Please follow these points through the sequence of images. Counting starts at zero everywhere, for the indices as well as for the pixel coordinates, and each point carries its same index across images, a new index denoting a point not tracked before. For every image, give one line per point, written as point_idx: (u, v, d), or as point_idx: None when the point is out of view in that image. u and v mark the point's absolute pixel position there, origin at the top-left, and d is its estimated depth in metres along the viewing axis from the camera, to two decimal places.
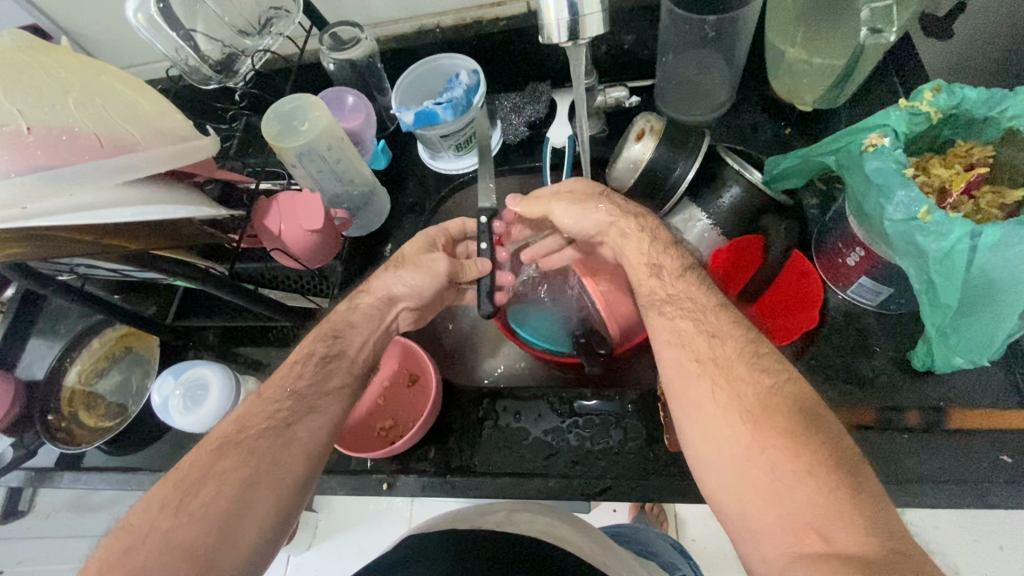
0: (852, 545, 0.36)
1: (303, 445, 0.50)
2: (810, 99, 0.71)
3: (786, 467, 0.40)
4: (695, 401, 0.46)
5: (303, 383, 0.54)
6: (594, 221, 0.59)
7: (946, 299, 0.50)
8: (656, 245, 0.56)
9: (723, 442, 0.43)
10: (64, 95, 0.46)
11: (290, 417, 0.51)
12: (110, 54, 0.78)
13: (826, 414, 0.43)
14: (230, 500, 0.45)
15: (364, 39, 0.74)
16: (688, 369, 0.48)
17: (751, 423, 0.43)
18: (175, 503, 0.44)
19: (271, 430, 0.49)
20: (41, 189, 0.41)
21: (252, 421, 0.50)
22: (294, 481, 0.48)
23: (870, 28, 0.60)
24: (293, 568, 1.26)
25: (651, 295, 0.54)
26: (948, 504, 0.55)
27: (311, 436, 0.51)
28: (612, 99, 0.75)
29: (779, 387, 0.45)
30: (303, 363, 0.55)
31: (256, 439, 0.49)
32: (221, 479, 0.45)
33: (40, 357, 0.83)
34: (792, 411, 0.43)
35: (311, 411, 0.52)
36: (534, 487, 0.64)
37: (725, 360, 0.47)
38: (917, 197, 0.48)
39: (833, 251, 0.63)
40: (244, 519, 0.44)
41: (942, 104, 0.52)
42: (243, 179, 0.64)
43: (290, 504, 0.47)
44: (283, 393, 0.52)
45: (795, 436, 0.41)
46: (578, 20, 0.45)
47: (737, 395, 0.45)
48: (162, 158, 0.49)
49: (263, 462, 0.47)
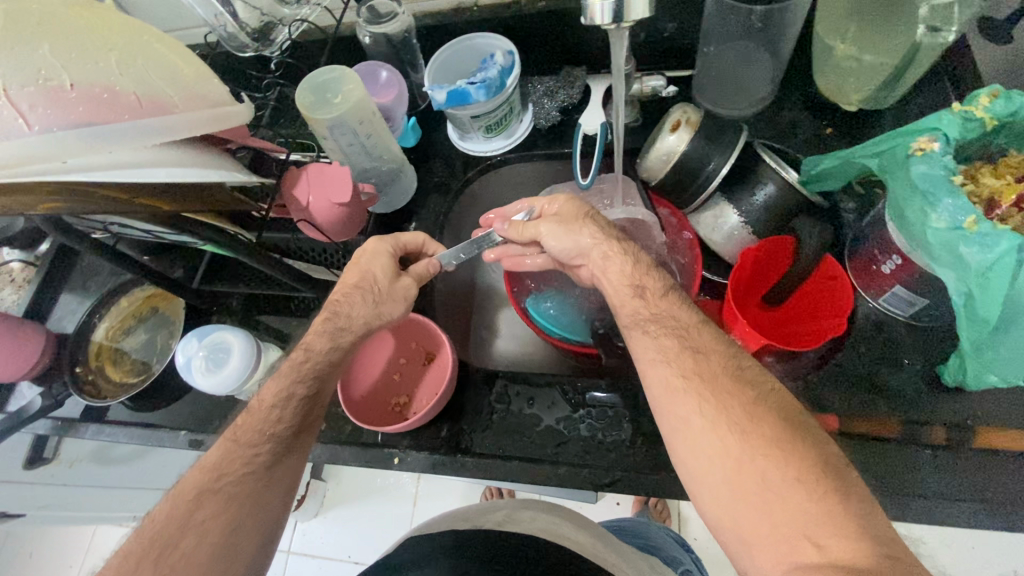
0: (844, 552, 0.36)
1: (281, 486, 0.53)
2: (856, 99, 0.69)
3: (776, 476, 0.41)
4: (682, 417, 0.46)
5: (281, 428, 0.54)
6: (575, 243, 0.57)
7: (985, 314, 0.48)
8: (639, 267, 0.55)
9: (715, 457, 0.43)
10: (108, 53, 0.46)
11: (269, 460, 0.52)
12: (152, 16, 0.78)
13: (807, 422, 0.44)
14: (212, 549, 0.47)
15: (400, 13, 0.73)
16: (675, 385, 0.47)
17: (738, 433, 0.43)
18: (154, 556, 0.46)
19: (250, 475, 0.51)
20: (80, 146, 0.42)
21: (228, 467, 0.51)
22: (268, 525, 0.51)
23: (929, 26, 0.58)
24: (299, 535, 1.30)
25: (636, 315, 0.52)
26: (968, 525, 0.54)
27: (288, 477, 0.54)
28: (648, 88, 0.73)
29: (764, 398, 0.45)
30: (281, 408, 0.54)
31: (232, 485, 0.50)
32: (201, 530, 0.48)
33: (71, 312, 0.86)
34: (777, 422, 0.43)
35: (289, 450, 0.54)
36: (542, 473, 0.64)
37: (711, 375, 0.47)
38: (964, 205, 0.46)
39: (868, 257, 0.61)
40: (225, 570, 0.47)
41: (999, 112, 0.49)
42: (277, 148, 0.64)
43: (262, 548, 0.51)
44: (260, 437, 0.53)
45: (783, 445, 0.42)
46: (624, 4, 0.44)
47: (723, 405, 0.45)
48: (197, 123, 0.49)
49: (241, 508, 0.50)
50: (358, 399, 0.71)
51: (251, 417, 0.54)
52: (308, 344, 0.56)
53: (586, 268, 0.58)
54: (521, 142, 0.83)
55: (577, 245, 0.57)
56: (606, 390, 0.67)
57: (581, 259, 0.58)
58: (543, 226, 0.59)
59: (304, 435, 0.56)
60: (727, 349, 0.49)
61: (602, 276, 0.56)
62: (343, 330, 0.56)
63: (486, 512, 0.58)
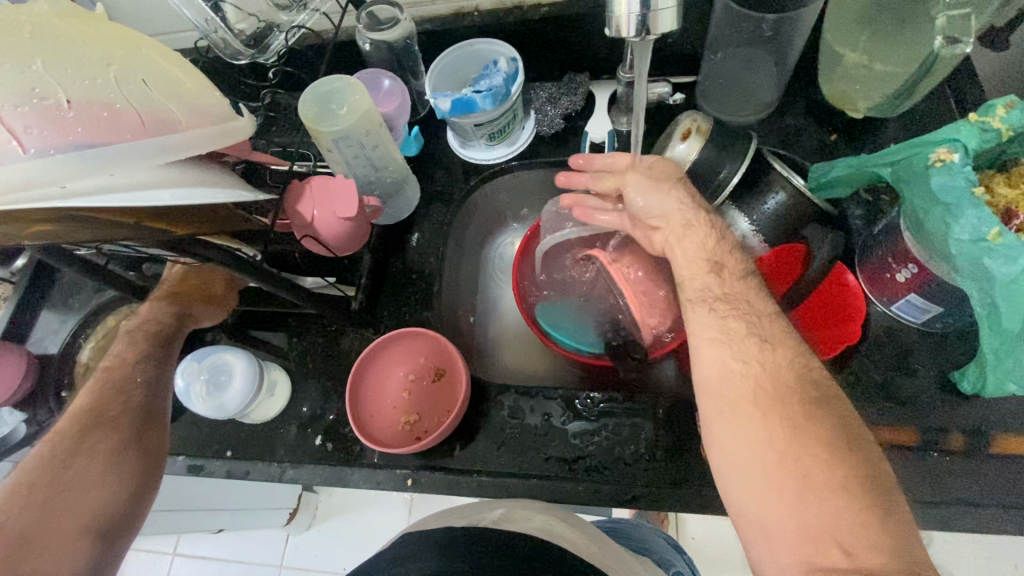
0: (874, 562, 0.37)
1: (161, 416, 0.57)
2: (863, 105, 0.69)
3: (820, 478, 0.40)
4: (733, 400, 0.46)
5: (147, 373, 0.58)
6: (662, 205, 0.56)
7: (1008, 324, 0.48)
8: (723, 243, 0.54)
9: (758, 446, 0.43)
10: (106, 67, 0.43)
11: (143, 399, 0.57)
12: (137, 21, 0.74)
13: (861, 432, 0.44)
14: (105, 465, 0.51)
15: (402, 19, 0.71)
16: (733, 368, 0.47)
17: (790, 428, 0.43)
18: (48, 480, 0.49)
19: (131, 408, 0.55)
20: (82, 168, 0.39)
21: (108, 405, 0.54)
22: (155, 447, 0.55)
23: (946, 38, 0.56)
24: (292, 548, 1.28)
25: (704, 291, 0.52)
26: (987, 528, 0.55)
27: (162, 408, 0.58)
28: (655, 95, 0.74)
29: (827, 401, 0.44)
30: (145, 365, 0.58)
31: (110, 421, 0.54)
32: (92, 451, 0.51)
33: (52, 333, 0.81)
34: (836, 426, 0.43)
35: (160, 393, 0.58)
36: (562, 491, 0.63)
37: (775, 366, 0.46)
38: (986, 218, 0.46)
39: (881, 265, 0.61)
40: (122, 483, 0.52)
41: (1015, 121, 0.50)
42: (277, 161, 0.61)
43: (153, 472, 0.55)
44: (131, 379, 0.57)
45: (835, 450, 0.41)
46: (652, 15, 0.43)
47: (779, 399, 0.45)
48: (203, 140, 0.46)
49: (127, 434, 0.54)
50: (370, 419, 0.68)
51: (114, 374, 0.56)
52: (158, 318, 0.60)
53: (660, 232, 0.57)
54: (523, 150, 0.81)
55: (662, 206, 0.56)
56: (619, 401, 0.66)
57: (662, 222, 0.57)
58: (629, 177, 0.60)
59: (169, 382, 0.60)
60: (781, 340, 0.48)
61: (677, 243, 0.55)
62: (192, 317, 0.62)
63: (483, 510, 0.57)
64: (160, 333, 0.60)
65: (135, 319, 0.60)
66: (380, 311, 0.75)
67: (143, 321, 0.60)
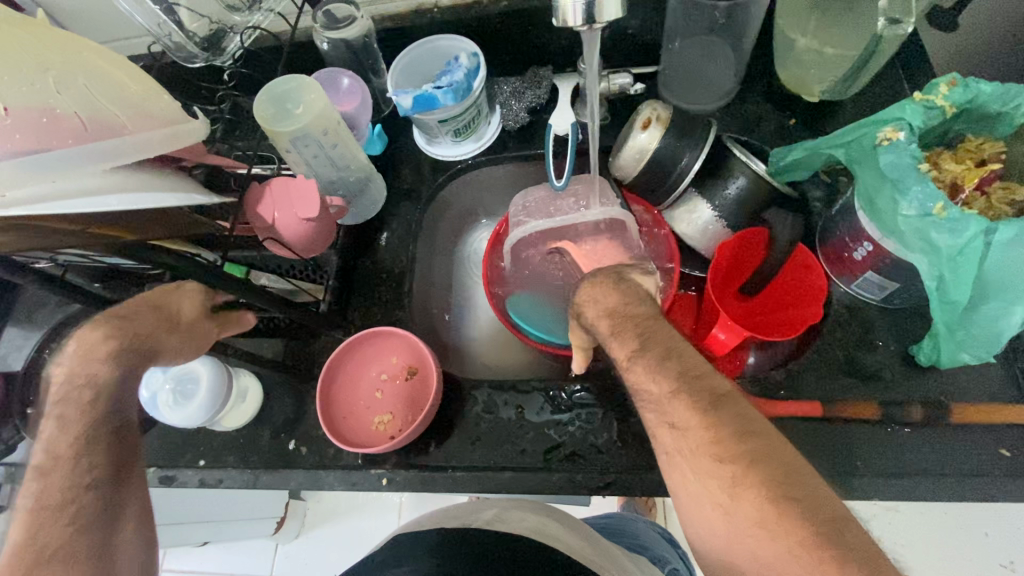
0: None
1: (128, 519, 0.49)
2: (819, 89, 0.70)
3: (769, 553, 0.37)
4: (673, 483, 0.43)
5: (99, 465, 0.48)
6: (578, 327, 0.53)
7: (957, 295, 0.50)
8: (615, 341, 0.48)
9: (708, 527, 0.41)
10: (46, 72, 0.42)
11: (99, 503, 0.47)
12: (89, 28, 0.73)
13: (796, 464, 0.39)
14: None
15: (359, 17, 0.71)
16: (663, 452, 0.44)
17: (722, 510, 0.40)
18: None
19: (86, 523, 0.46)
20: (21, 175, 0.38)
21: (49, 528, 0.45)
22: (128, 561, 0.48)
23: (889, 19, 0.59)
24: (282, 557, 1.26)
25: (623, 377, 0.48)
26: (949, 496, 0.57)
27: (127, 505, 0.50)
28: (616, 86, 0.73)
29: (742, 469, 0.39)
30: (88, 453, 0.47)
31: (65, 546, 0.44)
32: None
33: (17, 349, 0.79)
34: (765, 487, 0.38)
35: (117, 484, 0.49)
36: (537, 483, 0.64)
37: (687, 449, 0.42)
38: (931, 193, 0.47)
39: (840, 244, 0.63)
40: None
41: (957, 99, 0.51)
42: (234, 164, 0.61)
43: None
44: (81, 475, 0.47)
45: (770, 521, 0.37)
46: (595, 4, 0.44)
47: (701, 478, 0.41)
48: (152, 143, 0.45)
49: (90, 558, 0.45)
50: (340, 428, 0.67)
51: (51, 479, 0.46)
52: (91, 375, 0.48)
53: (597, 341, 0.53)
54: (490, 145, 0.81)
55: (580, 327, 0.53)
56: (593, 390, 0.67)
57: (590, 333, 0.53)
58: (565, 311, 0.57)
59: (131, 463, 0.51)
60: None
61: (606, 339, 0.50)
62: (149, 353, 0.51)
63: (476, 510, 0.57)
64: (97, 404, 0.48)
65: (63, 375, 0.48)
66: (350, 312, 0.75)
67: (67, 388, 0.48)
